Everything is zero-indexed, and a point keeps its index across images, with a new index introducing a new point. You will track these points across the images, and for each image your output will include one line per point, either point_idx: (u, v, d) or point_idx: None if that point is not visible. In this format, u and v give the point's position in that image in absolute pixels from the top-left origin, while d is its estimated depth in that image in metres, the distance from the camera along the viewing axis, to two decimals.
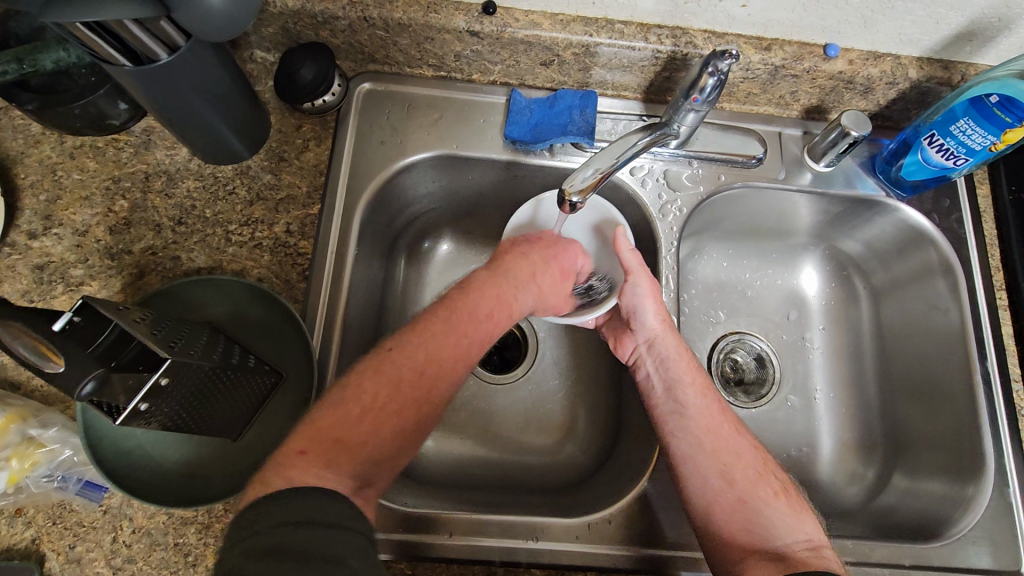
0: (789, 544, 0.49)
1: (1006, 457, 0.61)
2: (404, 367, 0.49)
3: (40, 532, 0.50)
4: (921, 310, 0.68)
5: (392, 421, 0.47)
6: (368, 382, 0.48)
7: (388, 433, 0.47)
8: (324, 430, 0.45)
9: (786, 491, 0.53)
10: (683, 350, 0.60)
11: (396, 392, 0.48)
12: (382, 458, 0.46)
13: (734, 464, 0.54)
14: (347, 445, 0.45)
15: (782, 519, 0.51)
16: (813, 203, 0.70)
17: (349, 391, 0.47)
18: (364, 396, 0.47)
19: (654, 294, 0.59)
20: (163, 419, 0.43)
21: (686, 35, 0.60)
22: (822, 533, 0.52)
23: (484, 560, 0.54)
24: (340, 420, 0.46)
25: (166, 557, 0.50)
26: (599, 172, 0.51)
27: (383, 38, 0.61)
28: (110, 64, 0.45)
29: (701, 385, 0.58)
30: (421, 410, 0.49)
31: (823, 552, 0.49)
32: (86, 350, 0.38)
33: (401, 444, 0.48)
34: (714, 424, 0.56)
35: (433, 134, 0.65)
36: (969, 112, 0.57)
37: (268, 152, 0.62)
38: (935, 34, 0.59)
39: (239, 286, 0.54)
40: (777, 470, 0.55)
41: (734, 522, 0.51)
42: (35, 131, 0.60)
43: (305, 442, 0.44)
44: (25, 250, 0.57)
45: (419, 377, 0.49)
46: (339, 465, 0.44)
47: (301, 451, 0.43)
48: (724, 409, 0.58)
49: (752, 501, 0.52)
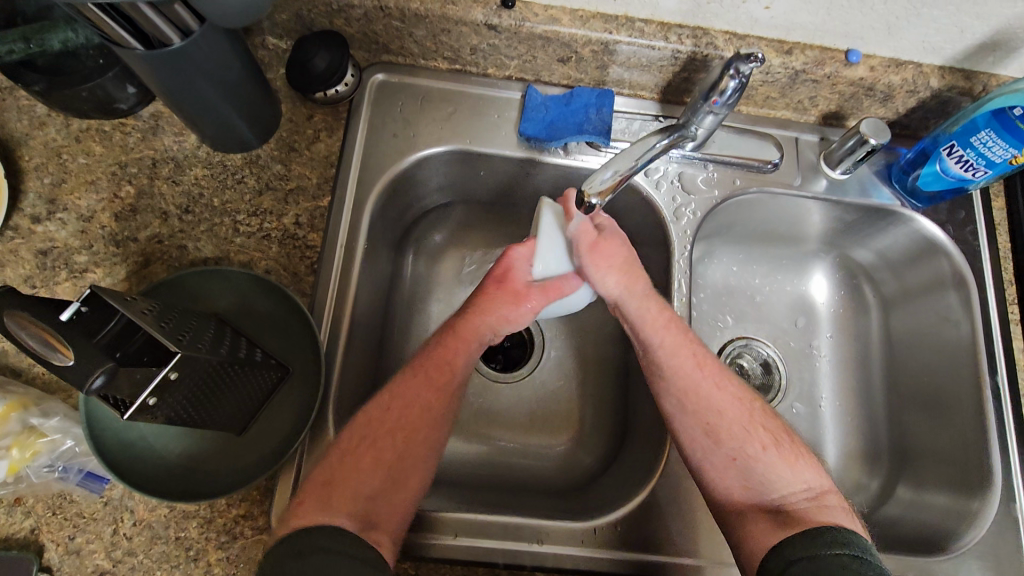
0: (787, 496, 0.51)
1: (1013, 472, 0.61)
2: (372, 410, 0.52)
3: (40, 522, 0.49)
4: (932, 321, 0.68)
5: (370, 456, 0.50)
6: (347, 434, 0.51)
7: (372, 473, 0.49)
8: (318, 481, 0.48)
9: (777, 441, 0.53)
10: (653, 303, 0.57)
11: (367, 431, 0.51)
12: (372, 492, 0.49)
13: (718, 422, 0.54)
14: (335, 492, 0.48)
15: (776, 471, 0.52)
16: (826, 211, 0.70)
17: (337, 446, 0.51)
18: (350, 445, 0.50)
19: (608, 262, 0.57)
20: (170, 413, 0.42)
21: (707, 36, 0.59)
22: (823, 477, 0.52)
23: (487, 562, 0.53)
24: (326, 468, 0.49)
25: (167, 551, 0.50)
26: (617, 175, 0.51)
27: (398, 29, 0.60)
28: (120, 46, 0.44)
29: (679, 338, 0.57)
30: (395, 440, 0.51)
31: (824, 500, 0.50)
32: (90, 340, 0.37)
33: (391, 478, 0.50)
34: (695, 381, 0.55)
35: (446, 129, 0.64)
36: (991, 123, 0.56)
37: (278, 141, 0.61)
38: (958, 44, 0.58)
39: (233, 280, 0.53)
40: (766, 420, 0.55)
41: (729, 480, 0.52)
42: (40, 113, 0.59)
43: (303, 495, 0.48)
44: (28, 234, 0.56)
45: (387, 412, 0.52)
46: (332, 507, 0.47)
47: (299, 502, 0.47)
48: (705, 362, 0.57)
49: (742, 458, 0.53)
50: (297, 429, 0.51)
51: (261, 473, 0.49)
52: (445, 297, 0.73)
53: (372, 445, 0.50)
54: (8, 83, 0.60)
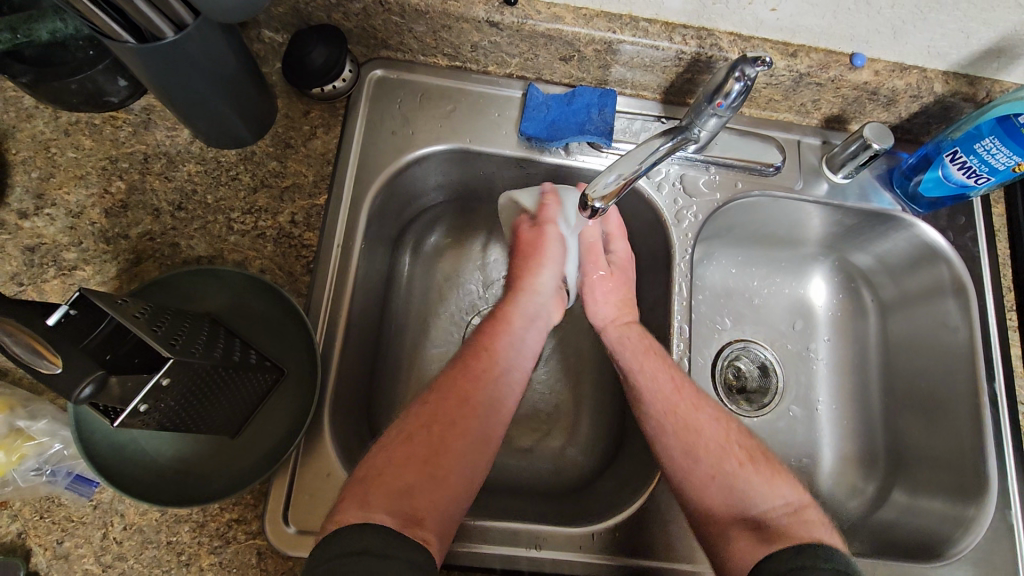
0: (767, 510, 0.50)
1: (1009, 478, 0.61)
2: (408, 410, 0.52)
3: (27, 526, 0.48)
4: (930, 326, 0.68)
5: (405, 449, 0.49)
6: (388, 434, 0.51)
7: (408, 463, 0.48)
8: (355, 483, 0.46)
9: (753, 459, 0.53)
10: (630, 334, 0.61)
11: (405, 427, 0.51)
12: (407, 486, 0.47)
13: (696, 442, 0.54)
14: (375, 486, 0.46)
15: (755, 487, 0.51)
16: (826, 214, 0.69)
17: (381, 445, 0.50)
18: (390, 443, 0.49)
19: (606, 291, 0.65)
20: (161, 419, 0.41)
21: (711, 37, 0.58)
22: (801, 492, 0.52)
23: (484, 567, 0.53)
24: (365, 467, 0.48)
25: (158, 555, 0.49)
26: (621, 179, 0.50)
27: (398, 24, 0.58)
28: (111, 39, 0.43)
29: (654, 364, 0.58)
30: (431, 432, 0.50)
31: (803, 514, 0.49)
32: (78, 344, 0.36)
33: (430, 474, 0.48)
34: (671, 403, 0.56)
35: (445, 127, 0.63)
36: (995, 130, 0.56)
37: (274, 137, 0.60)
38: (963, 49, 0.58)
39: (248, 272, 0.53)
40: (744, 439, 0.55)
41: (710, 498, 0.51)
42: (28, 105, 0.57)
43: (347, 493, 0.46)
44: (14, 230, 0.55)
45: (423, 408, 0.52)
46: (368, 501, 0.44)
47: (343, 499, 0.45)
48: (681, 383, 0.57)
49: (721, 475, 0.52)
50: (291, 433, 0.50)
51: (255, 478, 0.49)
52: (442, 297, 0.72)
53: (413, 440, 0.49)
54: None
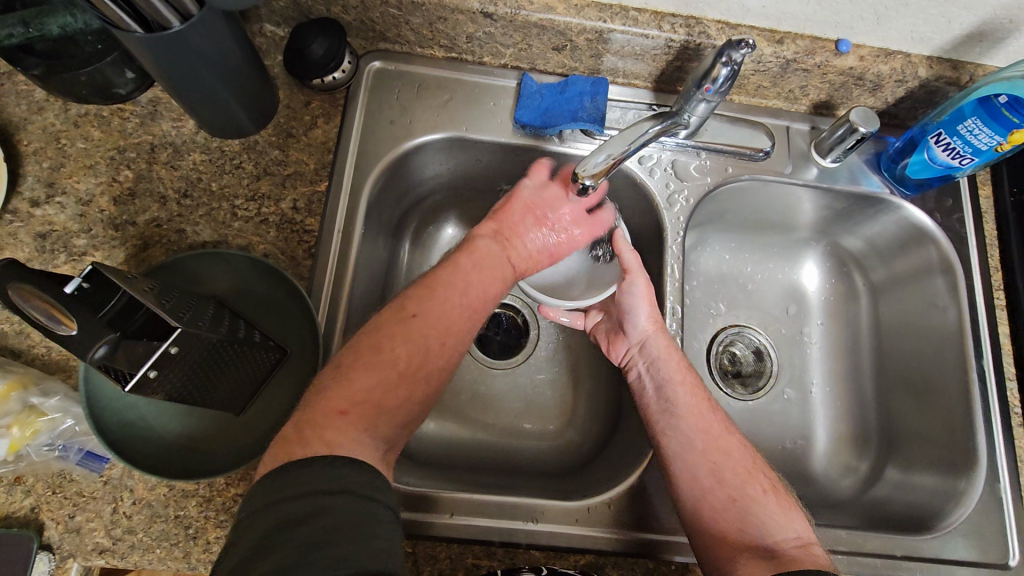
0: (779, 538, 0.49)
1: (998, 452, 0.62)
2: (428, 335, 0.49)
3: (40, 501, 0.50)
4: (920, 308, 0.69)
5: (418, 385, 0.48)
6: (399, 345, 0.47)
7: (417, 391, 0.48)
8: (362, 399, 0.44)
9: (775, 489, 0.53)
10: (674, 349, 0.60)
11: (424, 356, 0.48)
12: (408, 420, 0.47)
13: (723, 461, 0.54)
14: (384, 411, 0.45)
15: (771, 515, 0.50)
16: (817, 198, 0.71)
17: (380, 356, 0.46)
18: (396, 362, 0.47)
19: (651, 297, 0.61)
20: (171, 390, 0.42)
21: (700, 25, 0.60)
22: (811, 530, 0.51)
23: (483, 541, 0.54)
24: (375, 385, 0.45)
25: (167, 529, 0.50)
26: (611, 158, 0.52)
27: (395, 16, 0.60)
28: (119, 29, 0.44)
29: (691, 385, 0.58)
30: (440, 372, 0.50)
31: (814, 549, 0.49)
32: (95, 315, 0.38)
33: (423, 406, 0.49)
34: (705, 421, 0.56)
35: (443, 116, 0.65)
36: (977, 111, 0.57)
37: (276, 127, 0.61)
38: (946, 33, 0.59)
39: (265, 258, 0.55)
40: (766, 468, 0.55)
41: (725, 520, 0.51)
42: (39, 98, 0.59)
43: (344, 403, 0.43)
44: (27, 218, 0.57)
45: (438, 334, 0.49)
46: (376, 428, 0.44)
47: (342, 413, 0.43)
48: (714, 407, 0.58)
49: (742, 499, 0.51)
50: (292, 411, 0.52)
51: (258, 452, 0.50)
52: None
53: (417, 364, 0.48)
54: (7, 68, 0.60)
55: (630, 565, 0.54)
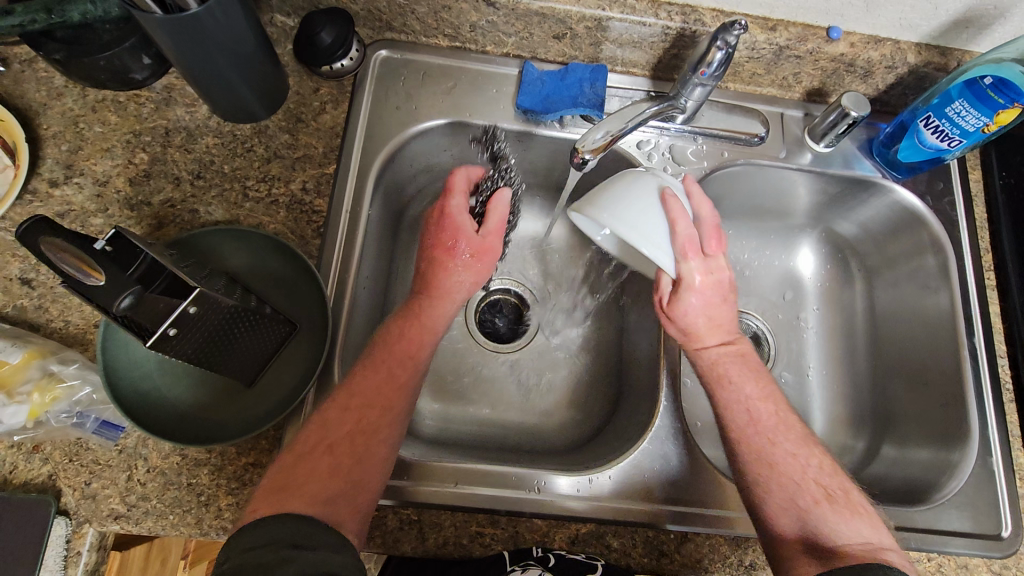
0: (843, 545, 0.48)
1: (990, 428, 0.63)
2: (331, 408, 0.52)
3: (57, 468, 0.52)
4: (914, 291, 0.71)
5: (326, 459, 0.49)
6: (306, 435, 0.50)
7: (336, 463, 0.49)
8: (273, 484, 0.47)
9: (833, 495, 0.51)
10: (709, 369, 0.58)
11: (329, 430, 0.50)
12: (332, 495, 0.47)
13: (768, 474, 0.53)
14: (291, 489, 0.47)
15: (827, 523, 0.50)
16: (812, 183, 0.72)
17: (289, 448, 0.50)
18: (298, 447, 0.49)
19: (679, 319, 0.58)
20: (187, 351, 0.44)
21: (695, 13, 0.62)
22: (881, 533, 0.50)
23: (487, 510, 0.55)
24: (281, 470, 0.48)
25: (179, 496, 0.52)
26: (609, 135, 0.54)
27: (401, 6, 0.63)
28: (140, 11, 0.46)
29: (727, 406, 0.56)
30: (357, 440, 0.50)
31: (878, 556, 0.48)
32: (125, 272, 0.41)
33: (353, 478, 0.49)
34: (747, 438, 0.54)
35: (446, 102, 0.67)
36: (963, 93, 0.59)
37: (286, 113, 0.64)
38: (933, 20, 0.62)
39: (279, 238, 0.57)
40: (823, 475, 0.52)
41: (779, 527, 0.51)
42: (59, 84, 0.62)
43: (256, 503, 0.46)
44: (46, 198, 0.59)
45: (344, 411, 0.51)
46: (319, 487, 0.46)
47: (254, 509, 0.46)
48: (760, 424, 0.55)
49: (794, 509, 0.51)
50: (303, 381, 0.53)
51: (270, 420, 0.51)
52: None
53: (323, 443, 0.50)
54: (28, 54, 0.62)
55: (630, 533, 0.55)
